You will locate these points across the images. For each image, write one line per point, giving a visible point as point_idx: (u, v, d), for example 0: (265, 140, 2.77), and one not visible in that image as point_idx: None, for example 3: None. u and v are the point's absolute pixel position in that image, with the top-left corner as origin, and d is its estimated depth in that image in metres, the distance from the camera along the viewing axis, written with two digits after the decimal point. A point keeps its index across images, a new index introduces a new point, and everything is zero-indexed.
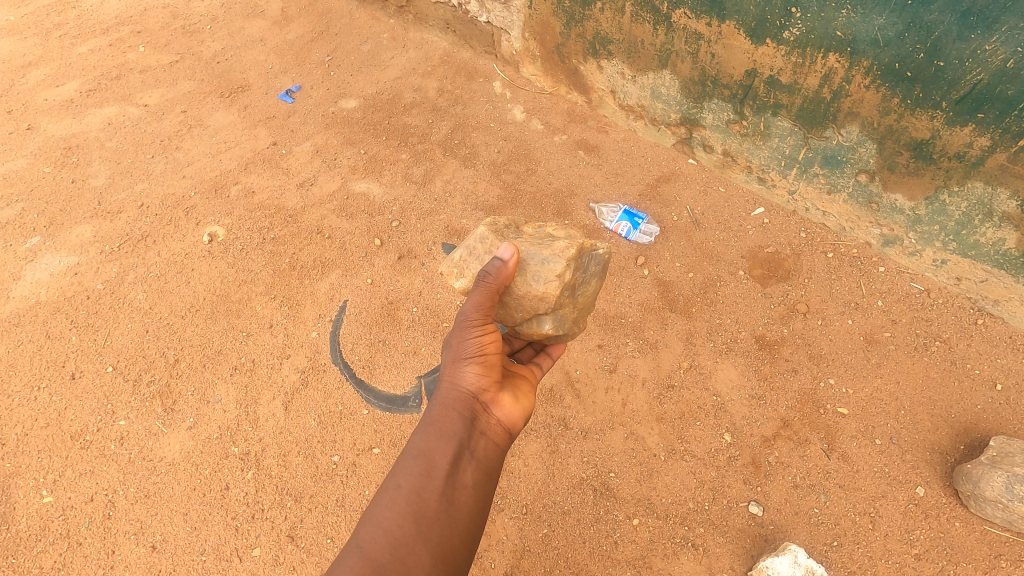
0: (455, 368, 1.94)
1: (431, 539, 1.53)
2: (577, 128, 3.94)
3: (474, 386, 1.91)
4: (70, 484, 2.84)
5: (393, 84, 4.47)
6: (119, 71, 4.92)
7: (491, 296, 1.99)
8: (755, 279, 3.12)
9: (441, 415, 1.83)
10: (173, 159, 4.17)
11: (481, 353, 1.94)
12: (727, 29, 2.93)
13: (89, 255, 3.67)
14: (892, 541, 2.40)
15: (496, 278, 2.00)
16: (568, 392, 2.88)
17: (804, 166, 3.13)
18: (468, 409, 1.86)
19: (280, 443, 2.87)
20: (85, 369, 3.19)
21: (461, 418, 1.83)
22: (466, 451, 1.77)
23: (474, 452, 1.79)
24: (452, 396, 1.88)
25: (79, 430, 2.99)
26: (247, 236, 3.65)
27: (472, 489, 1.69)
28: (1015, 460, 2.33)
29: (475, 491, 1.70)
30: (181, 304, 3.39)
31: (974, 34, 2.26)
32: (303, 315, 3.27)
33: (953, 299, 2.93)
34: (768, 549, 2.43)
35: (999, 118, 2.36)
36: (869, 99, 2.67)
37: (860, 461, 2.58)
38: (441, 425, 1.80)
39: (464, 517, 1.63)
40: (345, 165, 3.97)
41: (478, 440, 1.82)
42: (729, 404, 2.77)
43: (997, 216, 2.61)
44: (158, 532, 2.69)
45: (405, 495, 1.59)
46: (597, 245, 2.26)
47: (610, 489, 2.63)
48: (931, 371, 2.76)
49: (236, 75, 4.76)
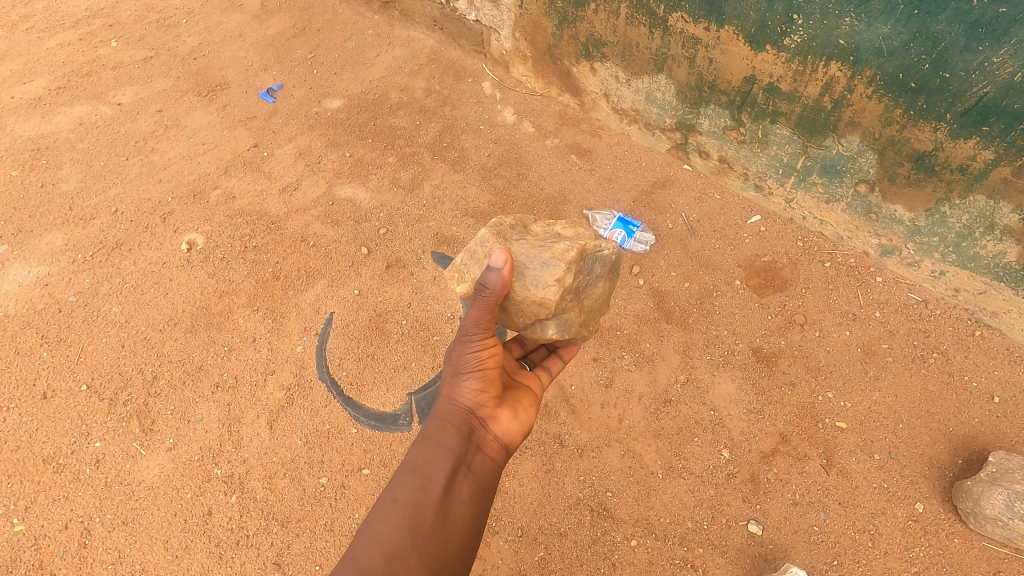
0: (454, 382, 1.86)
1: (427, 553, 1.44)
2: (569, 131, 3.84)
3: (472, 400, 1.83)
4: (43, 511, 2.70)
5: (379, 83, 4.33)
6: (89, 67, 4.71)
7: (492, 308, 1.89)
8: (751, 289, 3.07)
9: (438, 428, 1.75)
10: (148, 162, 3.99)
11: (479, 367, 1.86)
12: (726, 34, 2.85)
13: (60, 265, 3.50)
14: (891, 559, 2.38)
15: (494, 291, 1.87)
16: (564, 408, 2.81)
17: (802, 174, 3.08)
18: (465, 423, 1.78)
19: (265, 465, 2.76)
20: (58, 388, 3.04)
21: (459, 432, 1.75)
22: (463, 464, 1.68)
23: (471, 466, 1.70)
24: (449, 411, 1.80)
25: (52, 453, 2.85)
26: (228, 244, 3.51)
27: (469, 504, 1.61)
28: (1015, 477, 2.30)
29: (471, 506, 1.61)
30: (159, 317, 3.25)
31: (981, 46, 2.21)
32: (288, 329, 3.15)
33: (951, 309, 2.90)
34: (768, 570, 2.39)
35: (1004, 132, 2.32)
36: (871, 109, 2.61)
37: (859, 477, 2.54)
38: (438, 439, 1.71)
39: (460, 532, 1.54)
40: (329, 169, 3.83)
41: (475, 454, 1.74)
42: (727, 419, 2.72)
43: (999, 229, 2.58)
44: (138, 561, 2.57)
45: (402, 508, 1.50)
46: (602, 247, 2.15)
47: (607, 509, 2.57)
48: (929, 383, 2.73)
49: (214, 72, 4.57)
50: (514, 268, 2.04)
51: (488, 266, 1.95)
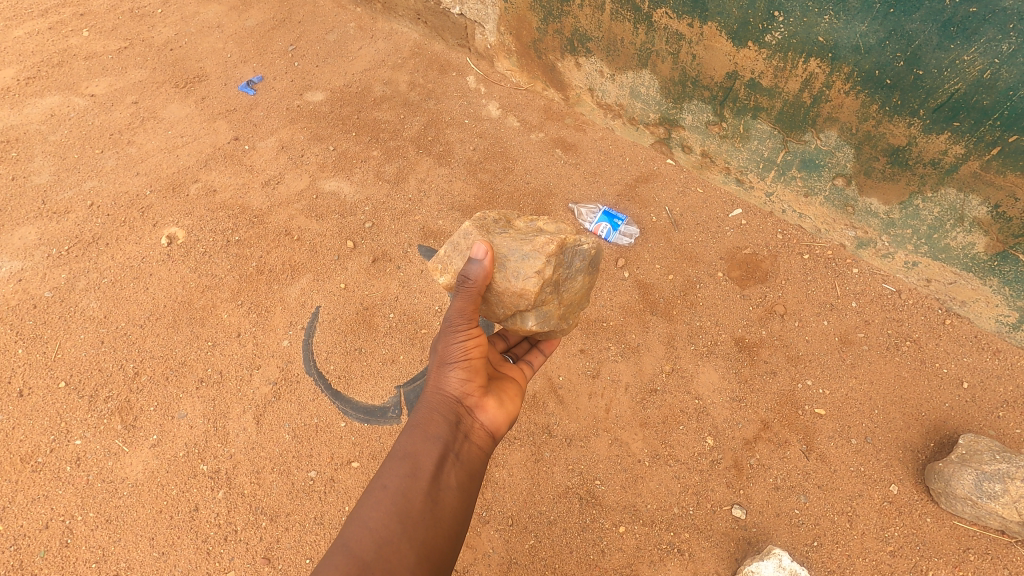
0: (440, 372, 1.88)
1: (417, 538, 1.45)
2: (554, 126, 3.87)
3: (458, 390, 1.85)
4: (22, 511, 2.65)
5: (362, 76, 4.30)
6: (61, 57, 4.57)
7: (475, 299, 1.93)
8: (733, 281, 3.14)
9: (426, 417, 1.76)
10: (125, 155, 3.90)
11: (465, 357, 1.89)
12: (709, 31, 2.91)
13: (34, 260, 3.41)
14: (868, 539, 2.47)
15: (477, 282, 1.91)
16: (552, 399, 2.84)
17: (782, 168, 3.16)
18: (453, 412, 1.80)
19: (253, 460, 2.74)
20: (34, 385, 2.97)
21: (447, 420, 1.76)
22: (451, 452, 1.69)
23: (459, 454, 1.71)
24: (436, 400, 1.82)
25: (30, 451, 2.79)
26: (210, 238, 3.45)
27: (457, 490, 1.62)
28: (983, 458, 2.40)
29: (459, 492, 1.62)
30: (140, 312, 3.19)
31: (953, 44, 2.29)
32: (273, 323, 3.12)
33: (923, 299, 3.01)
34: (752, 552, 2.46)
35: (974, 127, 2.40)
36: (849, 105, 2.69)
37: (837, 461, 2.63)
38: (426, 427, 1.72)
39: (448, 517, 1.55)
40: (313, 163, 3.79)
41: (462, 443, 1.75)
42: (710, 407, 2.79)
43: (968, 221, 2.67)
44: (123, 559, 2.54)
45: (391, 495, 1.50)
46: (582, 241, 2.20)
47: (596, 497, 2.61)
48: (902, 370, 2.83)
49: (192, 64, 4.48)
50: (496, 260, 2.07)
51: (470, 258, 1.99)
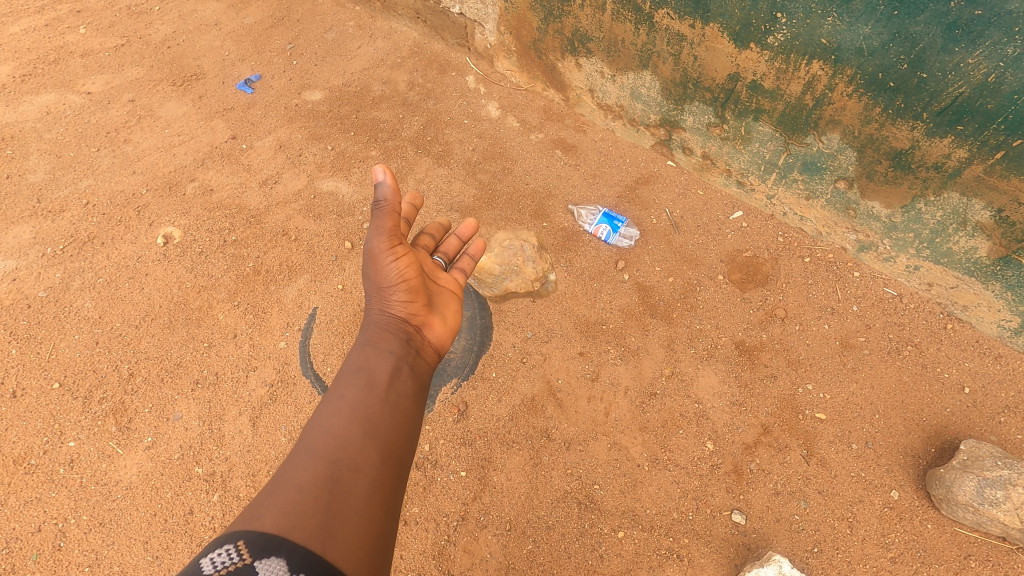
0: (380, 299, 1.80)
1: (381, 439, 1.40)
2: (554, 126, 3.85)
3: (402, 312, 1.79)
4: (14, 513, 2.62)
5: (360, 75, 4.27)
6: (57, 55, 4.53)
7: (394, 218, 1.80)
8: (734, 283, 3.12)
9: (375, 338, 1.70)
10: (121, 154, 3.87)
11: (403, 277, 1.80)
12: (710, 32, 2.88)
13: (28, 259, 3.37)
14: (868, 545, 2.45)
15: (390, 201, 1.79)
16: (550, 402, 2.82)
17: (783, 171, 3.14)
18: (401, 331, 1.75)
19: (249, 463, 2.71)
20: (28, 386, 2.94)
21: (396, 339, 1.71)
22: (404, 366, 1.65)
23: (413, 366, 1.68)
24: (381, 327, 1.75)
25: (23, 453, 2.76)
26: (206, 238, 3.42)
27: (413, 396, 1.58)
28: (985, 464, 2.38)
29: (416, 398, 1.59)
30: (135, 313, 3.16)
31: (958, 47, 2.26)
32: (270, 324, 3.10)
33: (924, 303, 3.00)
34: (751, 558, 2.44)
35: (978, 131, 2.38)
36: (851, 108, 2.67)
37: (838, 466, 2.61)
38: (376, 348, 1.67)
39: (407, 416, 1.52)
40: (311, 163, 3.76)
41: (414, 356, 1.72)
42: (710, 411, 2.77)
43: (971, 225, 2.65)
44: (117, 563, 2.51)
45: (348, 406, 1.44)
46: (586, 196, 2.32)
47: (594, 501, 2.59)
48: (904, 375, 2.81)
49: (190, 62, 4.44)
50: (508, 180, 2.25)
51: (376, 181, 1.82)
